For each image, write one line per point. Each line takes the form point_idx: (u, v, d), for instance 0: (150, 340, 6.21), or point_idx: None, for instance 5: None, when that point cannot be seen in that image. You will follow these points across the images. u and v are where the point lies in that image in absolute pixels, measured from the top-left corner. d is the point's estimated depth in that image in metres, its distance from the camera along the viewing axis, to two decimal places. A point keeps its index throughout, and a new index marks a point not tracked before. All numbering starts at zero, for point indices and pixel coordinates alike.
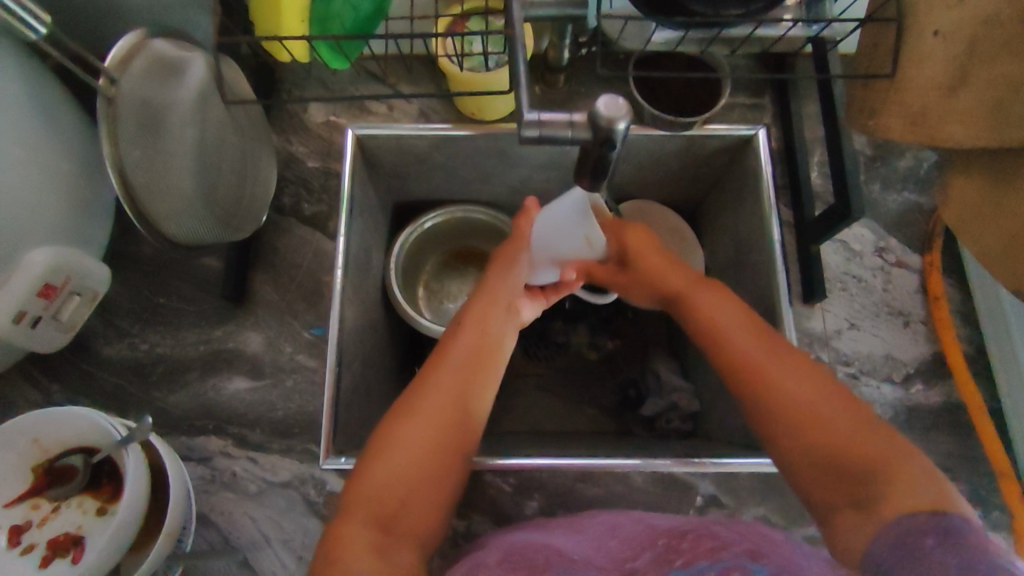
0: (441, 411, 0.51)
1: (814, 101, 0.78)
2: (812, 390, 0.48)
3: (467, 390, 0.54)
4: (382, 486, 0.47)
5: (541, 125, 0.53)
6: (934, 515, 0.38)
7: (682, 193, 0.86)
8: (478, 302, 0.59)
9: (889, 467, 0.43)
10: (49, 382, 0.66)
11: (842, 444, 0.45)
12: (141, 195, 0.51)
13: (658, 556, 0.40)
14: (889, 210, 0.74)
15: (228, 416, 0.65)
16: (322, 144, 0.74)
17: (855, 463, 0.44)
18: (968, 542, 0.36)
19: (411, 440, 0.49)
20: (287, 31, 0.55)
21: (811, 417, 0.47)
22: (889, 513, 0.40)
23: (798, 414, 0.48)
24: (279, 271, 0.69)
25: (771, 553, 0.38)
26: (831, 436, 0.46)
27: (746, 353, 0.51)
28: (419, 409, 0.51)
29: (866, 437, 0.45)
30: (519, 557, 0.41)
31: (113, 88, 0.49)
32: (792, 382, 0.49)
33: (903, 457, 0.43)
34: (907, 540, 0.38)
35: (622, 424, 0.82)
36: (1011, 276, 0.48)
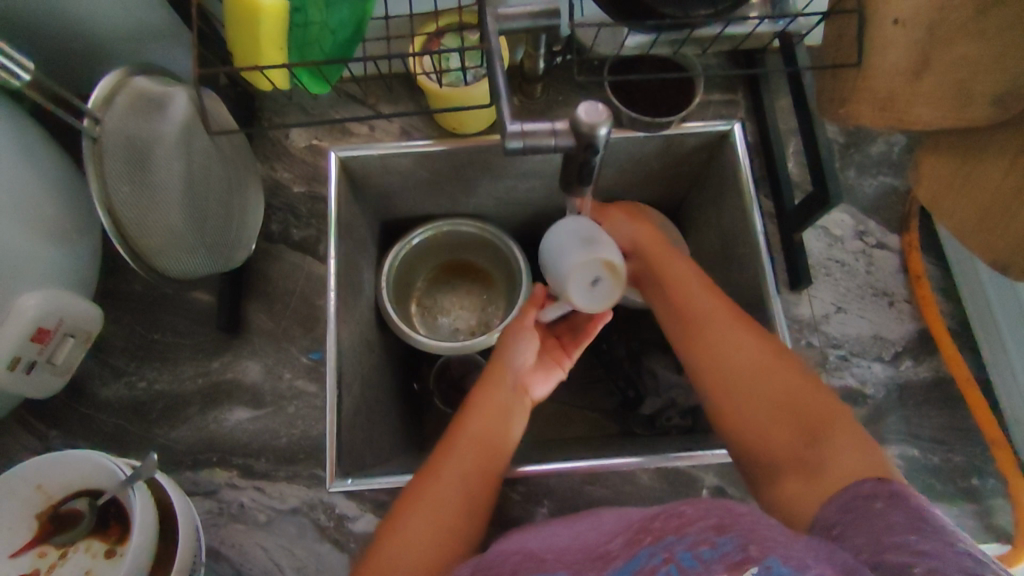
0: (462, 479, 0.51)
1: (786, 94, 0.80)
2: (759, 359, 0.50)
3: (499, 449, 0.54)
4: (415, 537, 0.47)
5: (525, 135, 0.54)
6: (880, 479, 0.40)
7: (665, 191, 0.88)
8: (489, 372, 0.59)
9: (829, 442, 0.45)
10: (47, 427, 0.65)
11: (773, 408, 0.48)
12: (132, 232, 0.51)
13: (629, 541, 0.38)
14: (866, 194, 0.76)
15: (231, 446, 0.64)
16: (307, 169, 0.74)
17: (805, 418, 0.47)
18: (910, 502, 0.38)
19: (442, 490, 0.50)
20: (266, 58, 0.56)
21: (756, 389, 0.49)
22: (844, 479, 0.42)
23: (732, 374, 0.51)
24: (272, 298, 0.69)
25: (738, 522, 0.36)
26: (774, 394, 0.49)
27: (711, 333, 0.52)
28: (448, 467, 0.51)
29: (819, 409, 0.47)
30: (489, 561, 0.41)
31: (98, 127, 0.49)
32: (749, 355, 0.51)
33: (837, 421, 0.46)
34: (856, 505, 0.39)
35: (624, 425, 0.84)
36: (986, 248, 0.49)
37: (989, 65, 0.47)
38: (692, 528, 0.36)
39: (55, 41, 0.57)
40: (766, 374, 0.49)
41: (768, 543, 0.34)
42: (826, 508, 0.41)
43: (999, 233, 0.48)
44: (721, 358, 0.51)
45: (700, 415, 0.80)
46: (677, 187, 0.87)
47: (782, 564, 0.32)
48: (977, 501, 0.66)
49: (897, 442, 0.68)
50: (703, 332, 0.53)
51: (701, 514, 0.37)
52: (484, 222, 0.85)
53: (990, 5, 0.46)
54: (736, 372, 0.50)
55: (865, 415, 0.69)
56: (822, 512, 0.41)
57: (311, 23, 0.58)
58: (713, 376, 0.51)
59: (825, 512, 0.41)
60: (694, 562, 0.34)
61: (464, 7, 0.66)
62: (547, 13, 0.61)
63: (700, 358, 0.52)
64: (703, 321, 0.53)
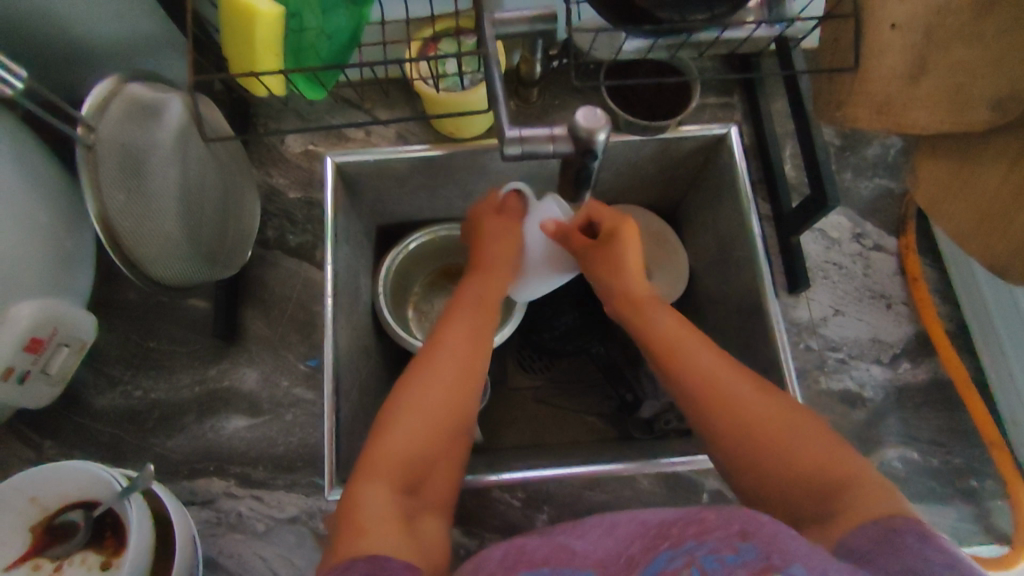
0: (455, 376, 0.54)
1: (782, 97, 0.80)
2: (762, 411, 0.50)
3: (477, 362, 0.56)
4: (397, 444, 0.50)
5: (524, 141, 0.53)
6: (907, 518, 0.39)
7: (662, 194, 0.87)
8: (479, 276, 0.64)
9: (852, 494, 0.43)
10: (41, 437, 0.65)
11: (794, 459, 0.47)
12: (127, 241, 0.50)
13: (647, 546, 0.38)
14: (862, 197, 0.77)
15: (228, 456, 0.64)
16: (303, 174, 0.74)
17: (812, 474, 0.46)
18: (939, 543, 0.36)
19: (434, 391, 0.53)
20: (263, 64, 0.56)
21: (780, 438, 0.49)
22: (864, 517, 0.40)
23: (748, 432, 0.50)
24: (268, 305, 0.69)
25: (761, 529, 0.36)
26: (799, 458, 0.47)
27: (722, 391, 0.52)
28: (433, 378, 0.54)
29: (840, 464, 0.46)
30: (519, 557, 0.39)
31: (91, 135, 0.48)
32: (748, 396, 0.51)
33: (864, 478, 0.45)
34: (885, 539, 0.38)
35: (623, 429, 0.83)
36: (985, 251, 0.49)
37: (988, 69, 0.47)
38: (714, 534, 0.36)
39: (46, 46, 0.57)
40: (780, 424, 0.49)
41: (790, 554, 0.34)
42: (852, 536, 0.39)
43: (997, 236, 0.48)
44: (727, 420, 0.51)
45: None
46: (673, 189, 0.87)
47: (805, 573, 0.33)
48: (976, 503, 0.66)
49: (896, 445, 0.68)
50: (714, 385, 0.53)
51: (723, 521, 0.37)
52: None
53: (987, 8, 0.46)
54: (740, 421, 0.50)
55: (863, 418, 0.69)
56: (848, 539, 0.39)
57: (307, 29, 0.58)
58: (725, 421, 0.51)
59: (853, 539, 0.39)
60: (717, 565, 0.34)
61: (460, 12, 0.66)
62: (543, 18, 0.61)
63: (722, 422, 0.51)
64: (715, 382, 0.53)
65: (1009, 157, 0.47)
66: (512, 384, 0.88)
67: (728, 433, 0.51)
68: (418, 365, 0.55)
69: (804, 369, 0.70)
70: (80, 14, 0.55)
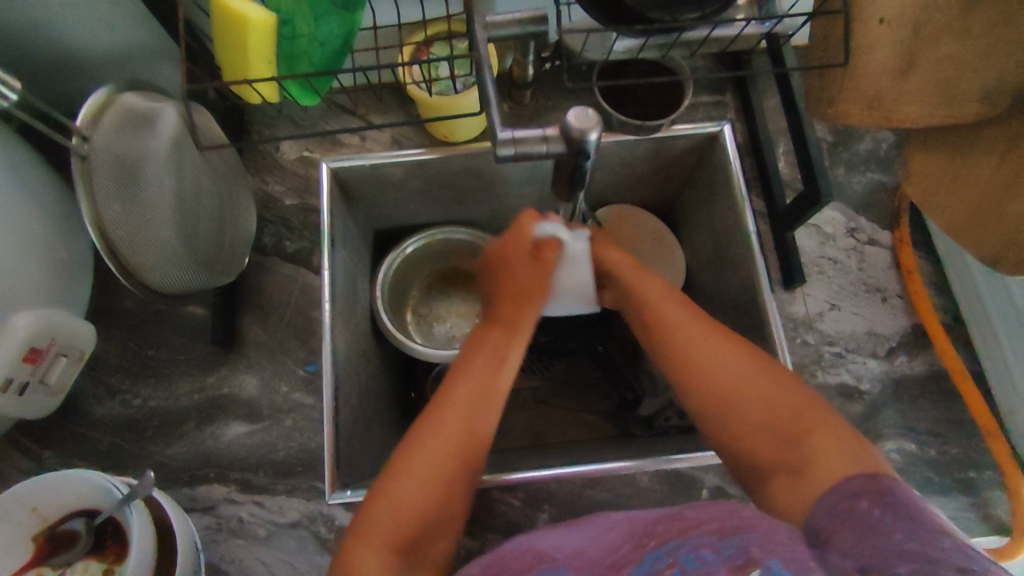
0: (463, 435, 0.49)
1: (774, 94, 0.80)
2: (740, 372, 0.49)
3: (488, 412, 0.51)
4: (396, 516, 0.45)
5: (516, 142, 0.53)
6: (870, 478, 0.41)
7: (657, 193, 0.88)
8: (501, 312, 0.56)
9: (813, 441, 0.45)
10: (41, 448, 0.65)
11: (771, 420, 0.47)
12: (123, 249, 0.50)
13: (633, 546, 0.39)
14: (855, 191, 0.77)
15: (229, 462, 0.64)
16: (298, 180, 0.74)
17: (781, 431, 0.46)
18: (902, 506, 0.38)
19: (440, 450, 0.48)
20: (255, 71, 0.56)
21: (740, 389, 0.48)
22: (824, 480, 0.43)
23: (722, 389, 0.49)
24: (266, 311, 0.69)
25: (739, 524, 0.36)
26: (754, 404, 0.48)
27: (680, 347, 0.51)
28: (433, 432, 0.48)
29: (801, 408, 0.47)
30: (497, 565, 0.40)
31: (86, 146, 0.49)
32: (721, 361, 0.49)
33: (823, 421, 0.46)
34: (847, 510, 0.40)
35: (622, 427, 0.84)
36: (976, 244, 0.49)
37: (975, 62, 0.47)
38: (697, 532, 0.36)
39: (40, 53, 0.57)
40: (744, 381, 0.48)
41: (775, 546, 0.34)
42: (814, 511, 0.42)
43: (983, 227, 0.48)
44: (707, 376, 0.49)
45: None
46: (668, 187, 0.87)
47: (783, 568, 0.32)
48: (975, 493, 0.66)
49: (894, 437, 0.68)
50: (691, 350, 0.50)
51: (704, 518, 0.38)
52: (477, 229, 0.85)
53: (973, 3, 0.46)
54: (718, 381, 0.49)
55: (861, 412, 0.69)
56: (811, 515, 0.42)
57: (299, 36, 0.58)
58: (700, 384, 0.49)
59: (823, 505, 0.41)
60: (697, 564, 0.34)
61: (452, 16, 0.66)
62: (535, 20, 0.62)
63: (694, 380, 0.50)
64: (717, 374, 0.49)
65: (998, 146, 0.47)
66: (512, 385, 0.89)
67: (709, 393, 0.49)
68: (425, 421, 0.49)
69: (801, 364, 0.71)
70: (73, 24, 0.56)
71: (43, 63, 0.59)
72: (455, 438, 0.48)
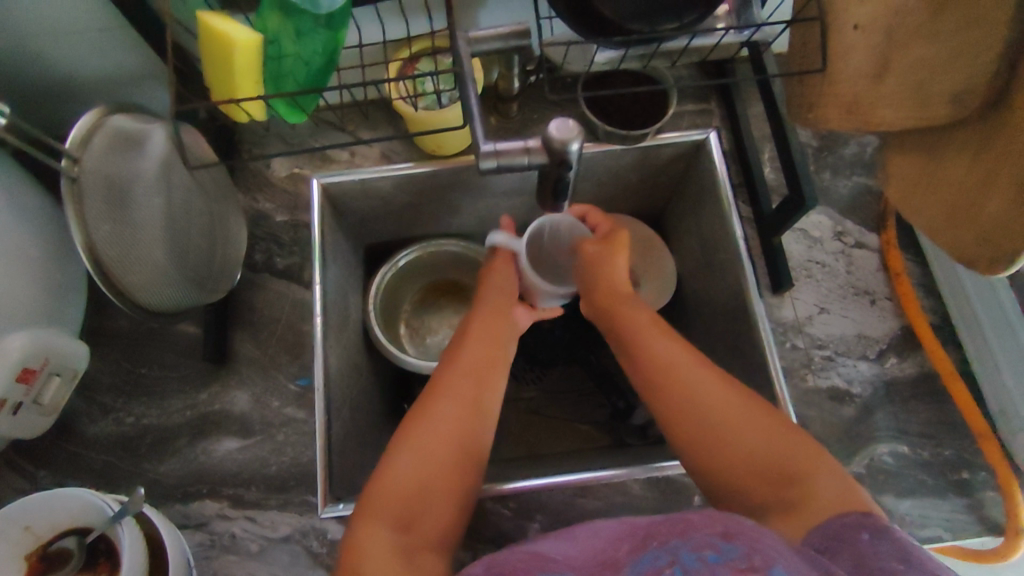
0: (466, 406, 0.53)
1: (758, 101, 0.81)
2: (729, 406, 0.51)
3: (484, 391, 0.55)
4: (397, 483, 0.48)
5: (498, 155, 0.54)
6: (862, 514, 0.42)
7: (646, 201, 0.89)
8: (490, 309, 0.63)
9: (808, 480, 0.46)
10: (36, 467, 0.65)
11: (757, 455, 0.48)
12: (115, 270, 0.51)
13: (632, 546, 0.39)
14: (842, 195, 0.77)
15: (222, 478, 0.64)
16: (289, 197, 0.75)
17: (772, 471, 0.47)
18: (893, 537, 0.40)
19: (444, 421, 0.52)
20: (241, 91, 0.57)
21: (732, 426, 0.50)
22: (819, 516, 0.43)
23: (703, 414, 0.51)
24: (258, 327, 0.70)
25: (742, 531, 0.37)
26: (744, 438, 0.49)
27: (674, 382, 0.53)
28: (438, 411, 0.52)
29: (789, 450, 0.48)
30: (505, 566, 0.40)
31: (75, 167, 0.49)
32: (715, 392, 0.51)
33: (815, 458, 0.48)
34: (843, 539, 0.41)
35: (617, 436, 0.84)
36: (954, 244, 0.47)
37: (943, 64, 0.44)
38: (697, 533, 0.37)
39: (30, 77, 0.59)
40: (735, 415, 0.50)
41: (770, 552, 0.35)
42: (812, 536, 0.42)
43: (957, 228, 0.46)
44: (686, 400, 0.52)
45: None
46: (657, 196, 0.88)
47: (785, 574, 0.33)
48: (969, 495, 0.66)
49: (886, 440, 0.68)
50: (682, 387, 0.52)
51: (707, 521, 0.38)
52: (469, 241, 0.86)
53: (941, 6, 0.44)
54: (704, 408, 0.51)
55: (852, 415, 0.69)
56: (805, 541, 0.42)
57: (285, 55, 0.59)
58: (681, 406, 0.52)
59: (814, 537, 0.42)
60: (697, 563, 0.34)
61: (436, 32, 0.68)
62: (516, 34, 0.63)
63: (675, 409, 0.52)
64: (702, 398, 0.51)
65: (973, 146, 0.44)
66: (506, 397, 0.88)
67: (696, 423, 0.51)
68: (428, 394, 0.54)
69: (791, 368, 0.71)
70: (65, 50, 0.58)
71: (35, 86, 0.61)
72: (458, 409, 0.52)
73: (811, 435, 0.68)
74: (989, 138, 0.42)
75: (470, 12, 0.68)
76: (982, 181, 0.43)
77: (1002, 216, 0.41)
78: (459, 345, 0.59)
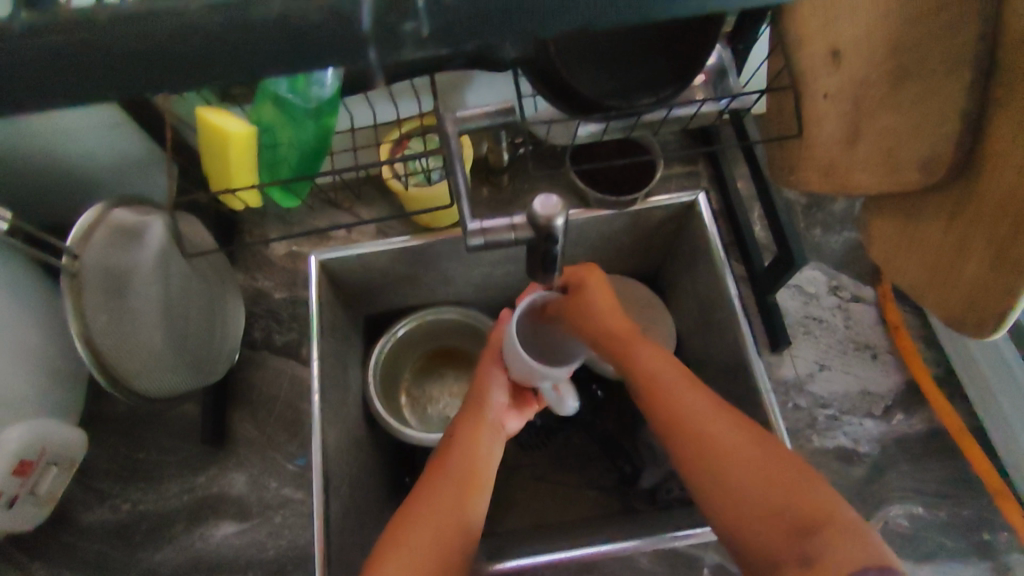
0: (437, 537, 0.47)
1: (744, 162, 0.83)
2: (746, 446, 0.43)
3: (456, 515, 0.49)
4: None
5: (485, 233, 0.55)
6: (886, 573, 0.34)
7: (641, 261, 0.90)
8: (468, 414, 0.60)
9: (831, 532, 0.37)
10: (32, 560, 0.64)
11: (768, 492, 0.41)
12: (113, 362, 0.51)
13: None
14: (834, 250, 0.78)
15: (219, 564, 0.63)
16: (287, 275, 0.77)
17: (795, 521, 0.39)
18: None
19: (412, 552, 0.45)
20: (238, 180, 0.60)
21: (745, 467, 0.42)
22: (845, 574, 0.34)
23: (711, 451, 0.44)
24: (256, 405, 0.70)
25: None
26: (751, 472, 0.42)
27: (687, 416, 0.46)
28: (407, 544, 0.46)
29: (812, 497, 0.39)
30: None
31: (76, 263, 0.50)
32: (727, 427, 0.44)
33: (838, 507, 0.39)
34: None
35: (626, 503, 0.83)
36: (943, 305, 0.46)
37: (912, 132, 0.44)
38: None
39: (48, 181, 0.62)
40: (747, 454, 0.43)
41: None
42: None
43: (945, 286, 0.45)
44: (689, 433, 0.45)
45: None
46: (651, 256, 0.89)
47: None
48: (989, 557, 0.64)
49: (898, 501, 0.66)
50: (684, 411, 0.46)
51: None
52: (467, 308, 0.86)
53: (901, 79, 0.45)
54: (710, 445, 0.44)
55: (862, 475, 0.67)
56: None
57: (280, 143, 0.61)
58: (684, 433, 0.45)
59: None
60: None
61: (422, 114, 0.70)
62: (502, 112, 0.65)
63: (691, 447, 0.45)
64: (702, 427, 0.45)
65: (947, 209, 0.44)
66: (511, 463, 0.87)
67: (701, 460, 0.44)
68: (393, 524, 0.48)
69: (795, 429, 0.70)
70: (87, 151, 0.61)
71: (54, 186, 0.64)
72: (427, 540, 0.46)
73: None
74: (960, 201, 0.43)
75: (457, 94, 0.72)
76: (962, 242, 0.43)
77: (986, 277, 0.41)
78: (432, 466, 0.54)
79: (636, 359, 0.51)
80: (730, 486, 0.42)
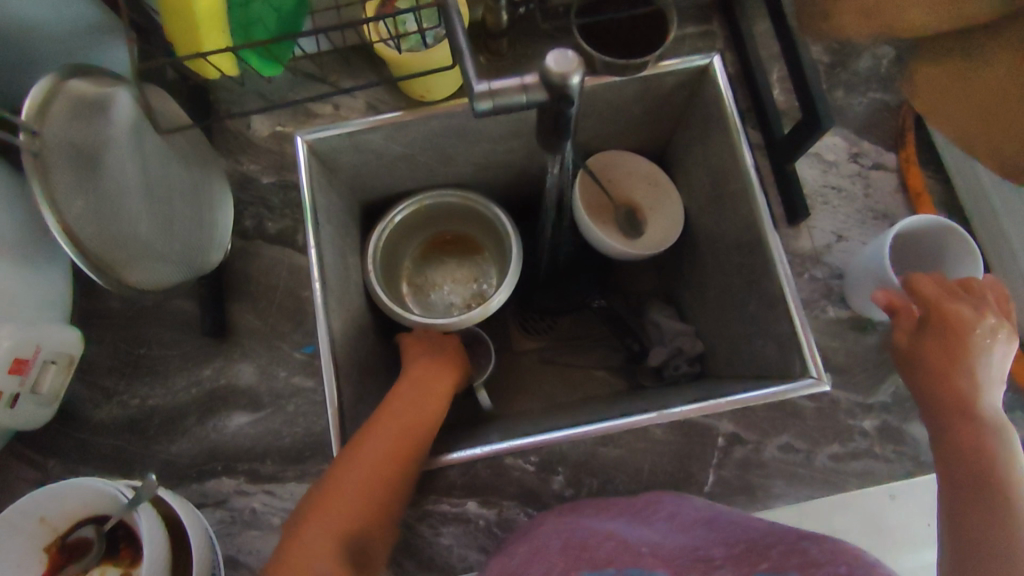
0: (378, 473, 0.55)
1: (764, 19, 0.76)
2: (960, 425, 0.53)
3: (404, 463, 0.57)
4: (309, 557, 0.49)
5: (494, 94, 0.50)
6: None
7: (648, 135, 0.85)
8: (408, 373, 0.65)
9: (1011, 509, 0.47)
10: (45, 456, 0.62)
11: (986, 462, 0.50)
12: (93, 246, 0.48)
13: (744, 563, 0.45)
14: (857, 113, 0.74)
15: (236, 453, 0.62)
16: (274, 157, 0.71)
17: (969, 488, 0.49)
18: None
19: (354, 485, 0.54)
20: (209, 43, 0.53)
21: (961, 440, 0.52)
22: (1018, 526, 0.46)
23: (961, 420, 0.53)
24: (255, 296, 0.67)
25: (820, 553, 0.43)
26: (969, 438, 0.52)
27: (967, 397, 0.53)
28: (354, 469, 0.54)
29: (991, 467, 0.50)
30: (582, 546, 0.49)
31: (36, 139, 0.46)
32: (966, 399, 0.53)
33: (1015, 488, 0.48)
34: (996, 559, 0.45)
35: (633, 379, 0.86)
36: (988, 151, 0.57)
37: None
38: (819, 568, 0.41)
39: (8, 57, 0.57)
40: (977, 432, 0.52)
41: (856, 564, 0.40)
42: None
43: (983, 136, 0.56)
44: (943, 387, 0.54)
45: (706, 358, 0.85)
46: (661, 128, 0.84)
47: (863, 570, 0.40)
48: None
49: None
50: (950, 381, 0.54)
51: (830, 558, 0.42)
52: (466, 190, 0.81)
53: None
54: (951, 399, 0.54)
55: (875, 342, 0.67)
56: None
57: (251, 2, 0.56)
58: (943, 401, 0.54)
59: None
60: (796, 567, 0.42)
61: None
62: None
63: (954, 398, 0.53)
64: (971, 400, 0.53)
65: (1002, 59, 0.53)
66: (517, 347, 0.91)
67: (965, 414, 0.53)
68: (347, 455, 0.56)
69: (811, 300, 0.69)
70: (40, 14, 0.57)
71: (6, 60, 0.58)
72: (368, 471, 0.54)
73: (834, 367, 0.66)
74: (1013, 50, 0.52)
75: None
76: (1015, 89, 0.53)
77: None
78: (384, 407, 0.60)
79: (960, 323, 0.55)
80: (970, 440, 0.52)
